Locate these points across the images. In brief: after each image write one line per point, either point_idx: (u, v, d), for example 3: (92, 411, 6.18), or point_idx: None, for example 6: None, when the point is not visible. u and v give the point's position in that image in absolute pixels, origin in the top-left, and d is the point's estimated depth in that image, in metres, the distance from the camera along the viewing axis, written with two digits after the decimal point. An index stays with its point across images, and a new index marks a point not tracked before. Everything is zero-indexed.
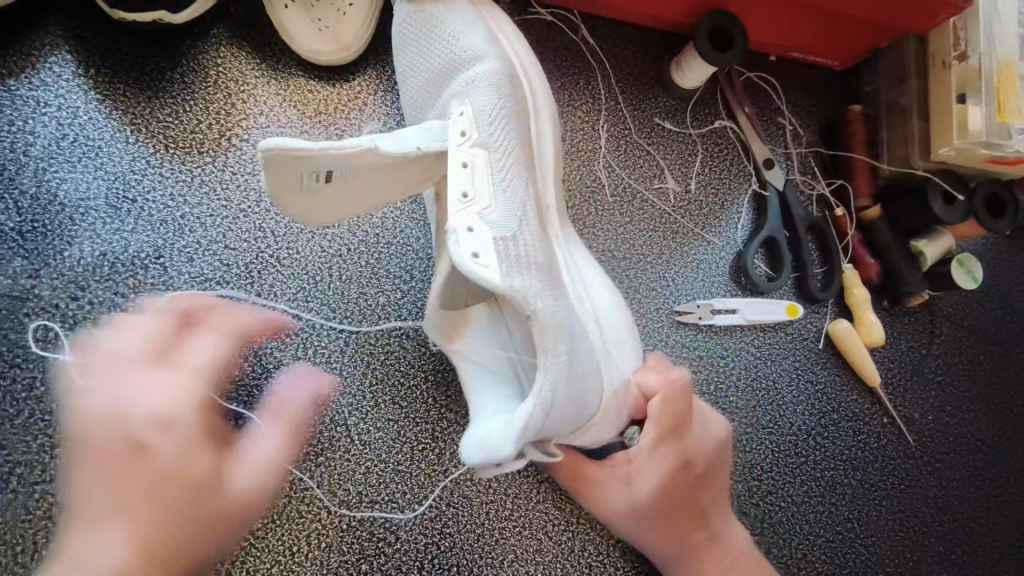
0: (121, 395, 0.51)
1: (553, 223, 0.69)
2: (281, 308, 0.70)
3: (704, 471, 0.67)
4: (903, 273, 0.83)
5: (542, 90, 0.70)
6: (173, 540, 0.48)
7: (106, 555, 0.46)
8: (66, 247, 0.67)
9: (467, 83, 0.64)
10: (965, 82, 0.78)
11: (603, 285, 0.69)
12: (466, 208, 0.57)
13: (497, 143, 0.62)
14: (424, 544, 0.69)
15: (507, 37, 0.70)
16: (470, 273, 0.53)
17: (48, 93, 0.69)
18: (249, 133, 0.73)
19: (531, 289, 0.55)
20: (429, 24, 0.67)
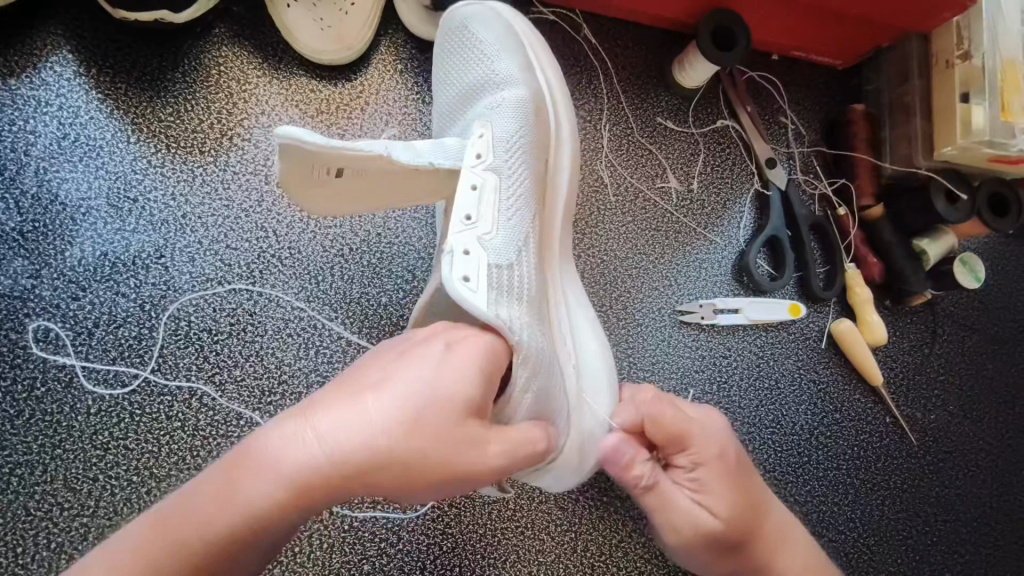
0: (470, 339, 0.51)
1: (551, 261, 0.69)
2: (283, 308, 0.70)
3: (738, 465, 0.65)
4: (906, 272, 0.82)
5: (566, 124, 0.71)
6: (417, 447, 0.45)
7: (364, 422, 0.44)
8: (67, 247, 0.67)
9: (486, 109, 0.65)
10: (970, 80, 0.77)
11: (594, 321, 0.70)
12: (467, 231, 0.57)
13: (508, 171, 0.62)
14: (426, 543, 0.70)
15: (541, 68, 0.71)
16: (461, 297, 0.53)
17: (49, 92, 0.69)
18: (251, 133, 0.73)
19: (522, 319, 0.56)
20: (471, 39, 0.68)
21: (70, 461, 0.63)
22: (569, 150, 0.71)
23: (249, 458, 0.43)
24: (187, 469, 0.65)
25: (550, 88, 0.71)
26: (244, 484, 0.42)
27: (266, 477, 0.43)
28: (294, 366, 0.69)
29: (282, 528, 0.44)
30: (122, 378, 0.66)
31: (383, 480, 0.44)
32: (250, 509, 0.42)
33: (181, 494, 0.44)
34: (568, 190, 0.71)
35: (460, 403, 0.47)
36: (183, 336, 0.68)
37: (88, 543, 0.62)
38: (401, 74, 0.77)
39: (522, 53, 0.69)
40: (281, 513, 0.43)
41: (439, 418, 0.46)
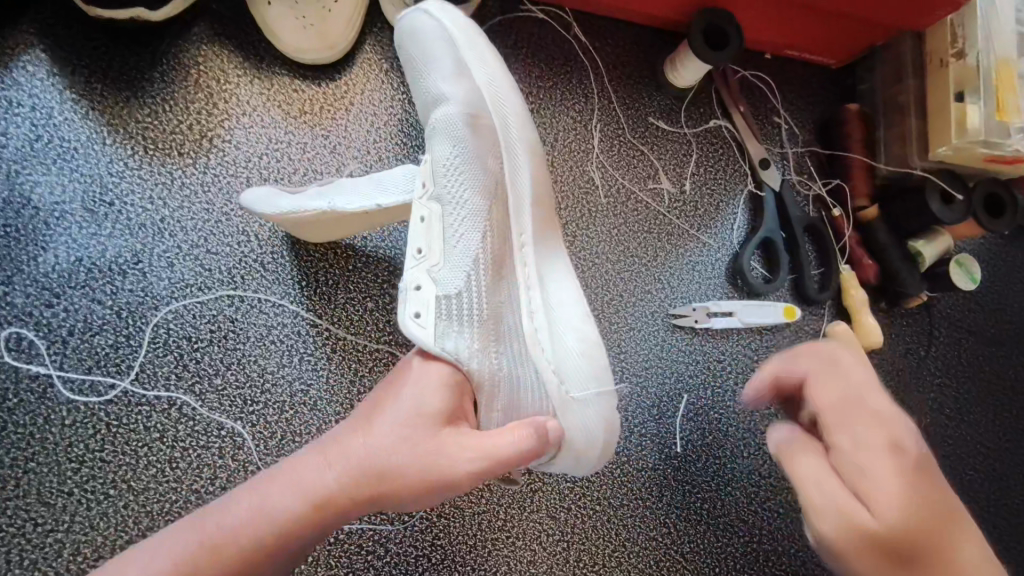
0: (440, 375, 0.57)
1: (526, 258, 0.62)
2: (266, 314, 0.68)
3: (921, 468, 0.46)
4: (900, 273, 0.81)
5: (512, 106, 0.63)
6: (402, 466, 0.52)
7: (358, 449, 0.53)
8: (40, 253, 0.65)
9: (434, 129, 0.64)
10: (965, 80, 0.76)
11: (586, 320, 0.64)
12: (417, 266, 0.60)
13: (451, 195, 0.61)
14: (415, 555, 0.68)
15: (480, 56, 0.64)
16: (408, 334, 0.58)
17: (22, 93, 0.66)
18: (232, 134, 0.70)
19: (463, 348, 0.58)
20: (408, 60, 0.67)
21: (44, 475, 0.61)
22: (527, 140, 0.63)
23: (275, 481, 0.51)
24: (167, 481, 0.63)
25: (490, 75, 0.63)
26: (270, 499, 0.50)
27: (286, 492, 0.50)
28: (277, 374, 0.67)
29: (307, 538, 0.51)
30: (98, 388, 0.64)
31: (386, 496, 0.53)
32: (276, 520, 0.49)
33: (216, 508, 0.50)
34: (535, 183, 0.63)
35: (441, 421, 0.55)
36: (161, 344, 0.66)
37: (63, 560, 0.60)
38: (386, 73, 0.75)
39: (452, 52, 0.64)
40: (303, 522, 0.50)
41: (419, 441, 0.53)
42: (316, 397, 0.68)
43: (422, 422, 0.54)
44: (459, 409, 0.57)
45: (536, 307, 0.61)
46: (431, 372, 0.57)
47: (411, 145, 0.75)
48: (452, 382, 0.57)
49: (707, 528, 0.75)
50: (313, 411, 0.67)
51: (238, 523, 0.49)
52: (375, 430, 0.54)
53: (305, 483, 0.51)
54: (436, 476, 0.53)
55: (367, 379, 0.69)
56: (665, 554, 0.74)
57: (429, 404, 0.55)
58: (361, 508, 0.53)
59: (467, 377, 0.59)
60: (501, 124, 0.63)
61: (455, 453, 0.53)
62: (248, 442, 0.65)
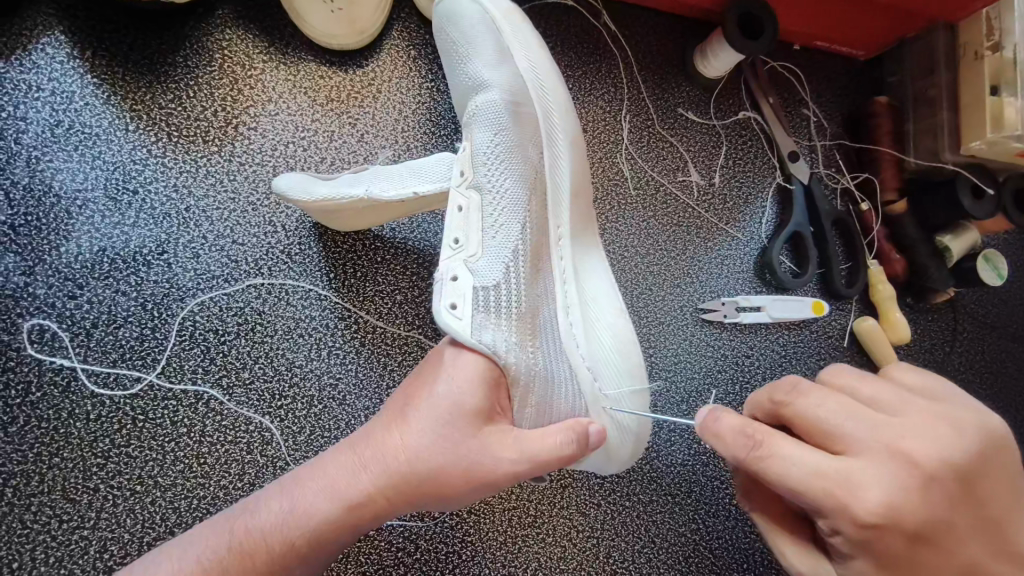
0: (471, 368, 0.53)
1: (561, 252, 0.62)
2: (295, 307, 0.67)
3: (915, 508, 0.41)
4: (929, 269, 0.81)
5: (554, 97, 0.63)
6: (434, 465, 0.50)
7: (389, 448, 0.50)
8: (63, 243, 0.63)
9: (474, 115, 0.62)
10: (999, 75, 0.76)
11: (620, 317, 0.64)
12: (453, 257, 0.58)
13: (492, 184, 0.60)
14: (445, 552, 0.67)
15: (524, 46, 0.63)
16: (444, 325, 0.54)
17: (41, 76, 0.64)
18: (257, 121, 0.69)
19: (502, 341, 0.55)
20: (447, 46, 0.65)
21: (69, 471, 0.59)
22: (569, 133, 0.64)
23: (309, 481, 0.50)
24: (194, 477, 0.62)
25: (534, 64, 0.63)
26: (303, 501, 0.49)
27: (319, 496, 0.49)
28: (306, 368, 0.66)
29: (341, 540, 0.50)
30: (123, 381, 0.62)
31: (422, 496, 0.51)
32: (307, 524, 0.48)
33: (250, 508, 0.49)
34: (575, 176, 0.63)
35: (473, 416, 0.51)
36: (188, 336, 0.64)
37: (89, 557, 0.58)
38: (414, 60, 0.73)
39: (495, 40, 0.63)
40: (337, 526, 0.49)
41: (451, 439, 0.50)
42: (346, 391, 0.66)
43: (457, 421, 0.51)
44: (495, 405, 0.53)
45: (571, 302, 0.61)
46: (465, 365, 0.54)
47: (440, 134, 0.73)
48: (482, 371, 0.53)
49: (735, 524, 0.75)
50: (342, 406, 0.66)
51: (271, 526, 0.48)
52: (406, 426, 0.51)
53: (338, 484, 0.49)
54: (470, 475, 0.50)
55: (397, 373, 0.68)
56: (694, 550, 0.73)
57: (465, 402, 0.52)
58: (395, 510, 0.51)
59: (502, 372, 0.55)
60: (542, 115, 0.63)
61: (492, 455, 0.51)
62: (278, 438, 0.64)
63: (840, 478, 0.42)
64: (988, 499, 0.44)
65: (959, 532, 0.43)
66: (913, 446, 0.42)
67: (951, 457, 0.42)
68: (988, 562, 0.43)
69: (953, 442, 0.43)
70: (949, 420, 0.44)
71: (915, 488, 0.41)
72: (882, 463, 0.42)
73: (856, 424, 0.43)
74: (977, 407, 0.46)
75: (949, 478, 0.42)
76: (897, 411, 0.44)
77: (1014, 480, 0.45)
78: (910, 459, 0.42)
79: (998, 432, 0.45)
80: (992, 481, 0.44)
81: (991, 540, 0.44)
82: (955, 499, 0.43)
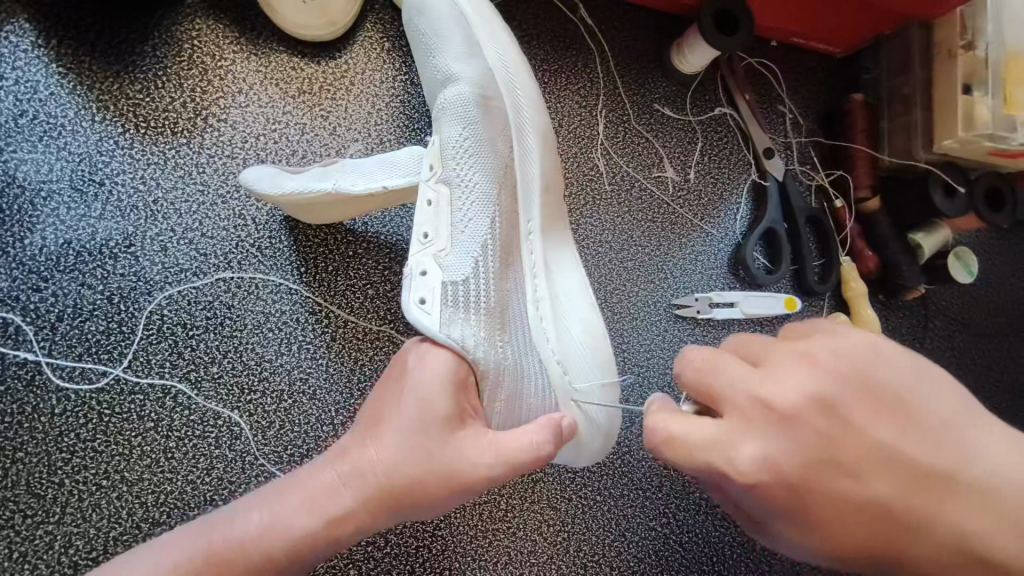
0: (438, 371, 0.53)
1: (534, 248, 0.62)
2: (265, 301, 0.66)
3: (801, 453, 0.41)
4: (901, 266, 0.81)
5: (525, 89, 0.63)
6: (413, 475, 0.50)
7: (368, 460, 0.50)
8: (27, 235, 0.62)
9: (443, 110, 0.62)
10: (971, 72, 0.77)
11: (591, 312, 0.64)
12: (423, 250, 0.58)
13: (462, 178, 0.60)
14: (415, 546, 0.67)
15: (495, 39, 0.63)
16: (413, 320, 0.54)
17: (4, 65, 0.63)
18: (227, 113, 0.68)
19: (470, 336, 0.55)
20: (416, 38, 0.65)
21: (33, 465, 0.59)
22: (540, 126, 0.63)
23: (287, 496, 0.49)
24: (161, 472, 0.62)
25: (505, 57, 0.63)
26: (281, 518, 0.48)
27: (298, 513, 0.48)
28: (276, 363, 0.66)
29: (321, 552, 0.49)
30: (89, 375, 0.62)
31: (403, 505, 0.50)
32: (288, 541, 0.48)
33: (227, 523, 0.48)
34: (545, 169, 0.63)
35: (449, 423, 0.51)
36: (156, 330, 0.63)
37: (54, 552, 0.58)
38: (388, 53, 0.73)
39: (465, 32, 0.63)
40: (319, 540, 0.48)
41: (428, 448, 0.50)
42: (316, 386, 0.66)
43: (433, 427, 0.51)
44: (466, 407, 0.53)
45: (542, 297, 0.60)
46: (434, 365, 0.53)
47: (413, 127, 0.73)
48: (451, 375, 0.53)
49: (705, 518, 0.76)
50: (313, 400, 0.66)
51: (250, 543, 0.47)
52: (382, 436, 0.51)
53: (318, 499, 0.49)
54: (453, 483, 0.50)
55: (368, 368, 0.67)
56: (664, 543, 0.74)
57: (439, 406, 0.51)
58: (376, 521, 0.50)
59: (470, 367, 0.55)
60: (512, 108, 0.62)
61: (470, 459, 0.50)
62: (247, 432, 0.64)
63: (720, 445, 0.43)
64: (894, 429, 0.41)
65: (860, 475, 0.41)
66: (771, 394, 0.42)
67: (814, 394, 0.42)
68: (902, 495, 0.41)
69: (816, 378, 0.42)
70: (812, 354, 0.43)
71: (791, 439, 0.41)
72: (751, 417, 0.42)
73: (724, 385, 0.44)
74: (857, 331, 0.44)
75: (821, 416, 0.41)
76: (763, 361, 0.45)
77: (927, 395, 0.42)
78: (769, 409, 0.42)
79: (880, 352, 0.43)
80: (887, 405, 0.42)
81: (906, 473, 0.41)
82: (840, 437, 0.41)
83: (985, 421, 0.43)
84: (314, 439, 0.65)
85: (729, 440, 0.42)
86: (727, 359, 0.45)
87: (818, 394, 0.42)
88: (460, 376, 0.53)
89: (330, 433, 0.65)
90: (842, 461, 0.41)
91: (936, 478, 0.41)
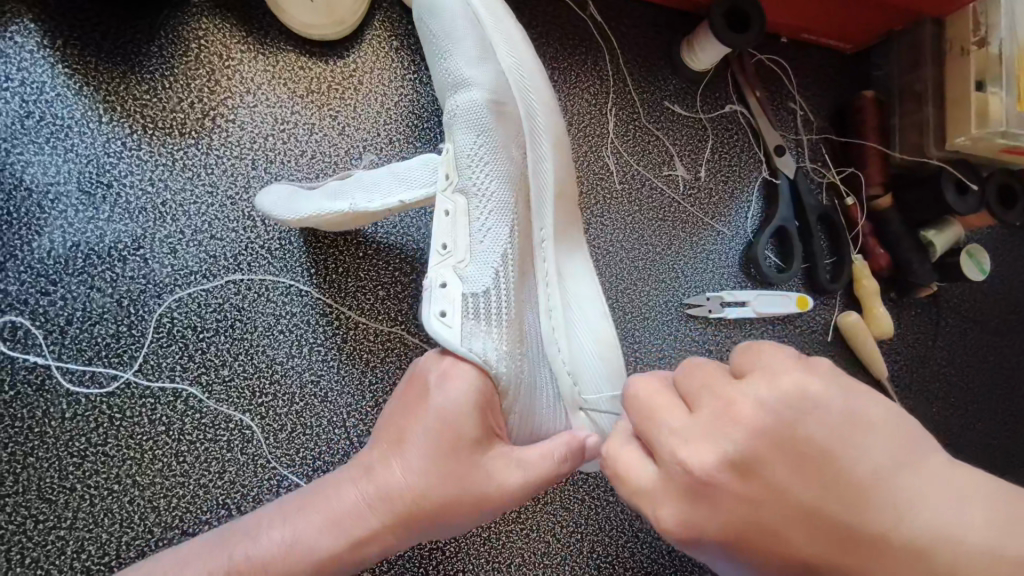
0: (460, 391, 0.52)
1: (546, 257, 0.61)
2: (276, 303, 0.66)
3: (717, 513, 0.38)
4: (912, 264, 0.81)
5: (541, 95, 0.62)
6: (435, 497, 0.50)
7: (389, 479, 0.50)
8: (34, 238, 0.61)
9: (454, 117, 0.61)
10: (985, 68, 0.76)
11: (604, 322, 0.63)
12: (442, 262, 0.57)
13: (479, 188, 0.59)
14: (428, 549, 0.67)
15: (506, 40, 0.63)
16: (433, 332, 0.54)
17: (9, 66, 0.62)
18: (235, 113, 0.67)
19: (493, 350, 0.54)
20: (428, 40, 0.64)
21: (44, 470, 0.58)
22: (552, 131, 0.63)
23: (308, 514, 0.50)
24: (173, 476, 0.61)
25: (517, 59, 0.62)
26: (304, 538, 0.49)
27: (320, 533, 0.49)
28: (287, 365, 0.65)
29: (341, 570, 0.50)
30: (99, 379, 0.61)
31: (423, 524, 0.51)
32: (310, 560, 0.48)
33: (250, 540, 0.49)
34: (559, 176, 0.62)
35: (473, 444, 0.51)
36: (165, 333, 0.63)
37: (66, 557, 0.58)
38: (397, 51, 0.72)
39: (478, 34, 0.62)
40: (341, 558, 0.49)
41: (451, 470, 0.50)
42: (327, 388, 0.65)
43: (458, 449, 0.51)
44: (491, 428, 0.53)
45: (555, 306, 0.60)
46: (458, 384, 0.53)
47: (422, 126, 0.72)
48: (474, 395, 0.52)
49: None
50: (324, 403, 0.65)
51: (272, 562, 0.47)
52: (404, 455, 0.51)
53: (340, 518, 0.49)
54: (474, 502, 0.51)
55: (379, 369, 0.67)
56: (677, 543, 0.74)
57: (466, 430, 0.51)
58: (397, 541, 0.51)
59: (495, 383, 0.54)
60: (525, 110, 0.62)
61: (495, 481, 0.51)
62: (258, 436, 0.63)
63: (644, 497, 0.41)
64: (819, 485, 0.37)
65: (784, 533, 0.38)
66: (689, 453, 0.39)
67: (730, 453, 0.38)
68: (831, 555, 0.37)
69: (733, 434, 0.38)
70: (734, 404, 0.39)
71: (704, 497, 0.39)
72: (674, 477, 0.40)
73: (654, 434, 0.41)
74: (791, 370, 0.40)
75: (737, 476, 0.38)
76: (695, 404, 0.41)
77: (861, 445, 0.37)
78: (686, 470, 0.39)
79: (809, 398, 0.38)
80: (811, 461, 0.37)
81: (829, 533, 0.37)
82: (758, 499, 0.38)
83: (933, 469, 0.37)
84: (326, 442, 0.65)
85: (654, 498, 0.41)
86: (660, 401, 0.42)
87: (736, 452, 0.38)
88: (483, 395, 0.53)
89: (343, 436, 0.65)
90: (765, 524, 0.38)
91: (866, 540, 0.36)
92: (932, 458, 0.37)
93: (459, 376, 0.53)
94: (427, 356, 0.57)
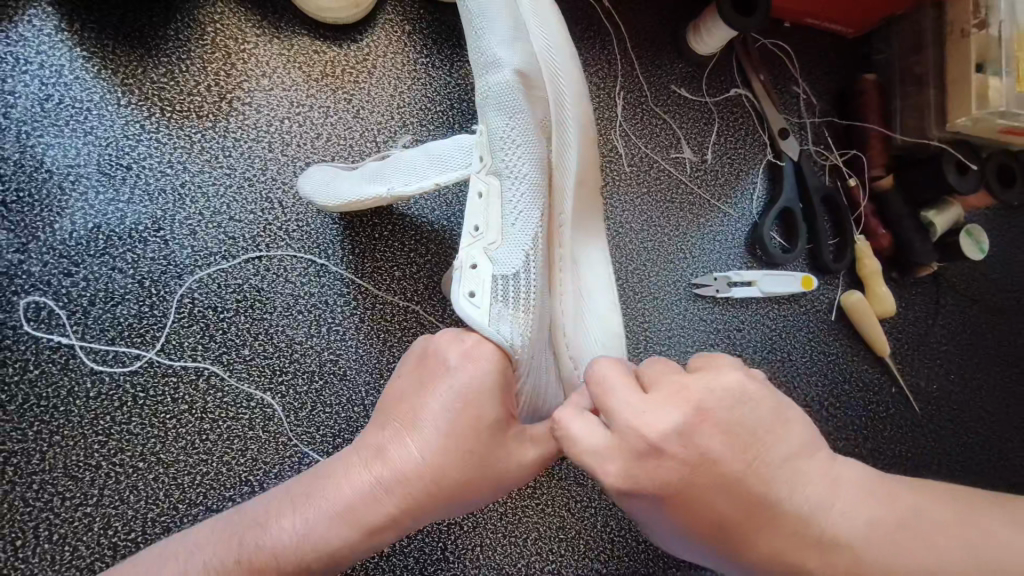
0: (478, 376, 0.52)
1: (565, 243, 0.62)
2: (293, 285, 0.67)
3: (657, 473, 0.42)
4: (913, 244, 0.82)
5: (569, 86, 0.63)
6: (450, 479, 0.49)
7: (401, 463, 0.49)
8: (56, 220, 0.62)
9: (486, 98, 0.61)
10: (986, 49, 0.77)
11: (611, 308, 0.65)
12: (474, 243, 0.58)
13: (511, 168, 0.58)
14: (446, 524, 0.68)
15: (543, 25, 0.64)
16: (462, 312, 0.55)
17: (28, 49, 0.63)
18: (251, 96, 0.68)
19: (519, 333, 0.55)
20: (468, 24, 0.64)
21: (70, 448, 0.59)
22: (579, 121, 0.63)
23: (317, 501, 0.48)
24: (197, 453, 0.62)
25: (549, 49, 0.63)
26: (315, 527, 0.47)
27: (331, 520, 0.47)
28: (306, 345, 0.66)
29: (353, 556, 0.50)
30: (122, 358, 0.62)
31: (434, 508, 0.50)
32: (322, 548, 0.47)
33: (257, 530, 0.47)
34: (581, 165, 0.63)
35: (490, 428, 0.51)
36: (187, 314, 0.64)
37: (93, 533, 0.58)
38: (409, 36, 0.73)
39: (514, 21, 0.62)
40: (352, 544, 0.48)
41: (467, 453, 0.50)
42: (346, 367, 0.66)
43: (476, 432, 0.50)
44: (508, 409, 0.53)
45: (570, 291, 0.62)
46: (478, 367, 0.53)
47: (435, 110, 0.73)
48: (490, 380, 0.52)
49: None
50: (343, 381, 0.66)
51: (286, 551, 0.46)
52: (416, 439, 0.50)
53: (352, 504, 0.48)
54: (484, 483, 0.51)
55: (396, 348, 0.68)
56: None
57: (481, 410, 0.51)
58: (411, 524, 0.50)
59: (514, 366, 0.55)
60: (553, 95, 0.62)
61: (511, 460, 0.52)
62: (280, 413, 0.64)
63: (590, 457, 0.44)
64: (743, 460, 0.42)
65: (709, 496, 0.42)
66: (647, 421, 0.42)
67: (680, 424, 0.42)
68: (739, 516, 0.42)
69: (688, 410, 0.43)
70: (688, 388, 0.44)
71: (652, 459, 0.42)
72: (626, 439, 0.43)
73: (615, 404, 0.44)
74: (734, 370, 0.45)
75: (682, 446, 0.42)
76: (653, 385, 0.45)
77: (779, 433, 0.44)
78: (643, 435, 0.42)
79: (745, 394, 0.44)
80: (739, 440, 0.43)
81: (743, 497, 0.42)
82: (695, 466, 0.42)
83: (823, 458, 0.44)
84: (346, 420, 0.66)
85: (600, 457, 0.43)
86: (623, 376, 0.45)
87: (681, 428, 0.42)
88: (499, 378, 0.53)
89: (363, 414, 0.66)
90: (692, 487, 0.42)
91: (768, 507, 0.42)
92: (825, 451, 0.45)
93: (477, 360, 0.53)
94: (441, 336, 0.56)
